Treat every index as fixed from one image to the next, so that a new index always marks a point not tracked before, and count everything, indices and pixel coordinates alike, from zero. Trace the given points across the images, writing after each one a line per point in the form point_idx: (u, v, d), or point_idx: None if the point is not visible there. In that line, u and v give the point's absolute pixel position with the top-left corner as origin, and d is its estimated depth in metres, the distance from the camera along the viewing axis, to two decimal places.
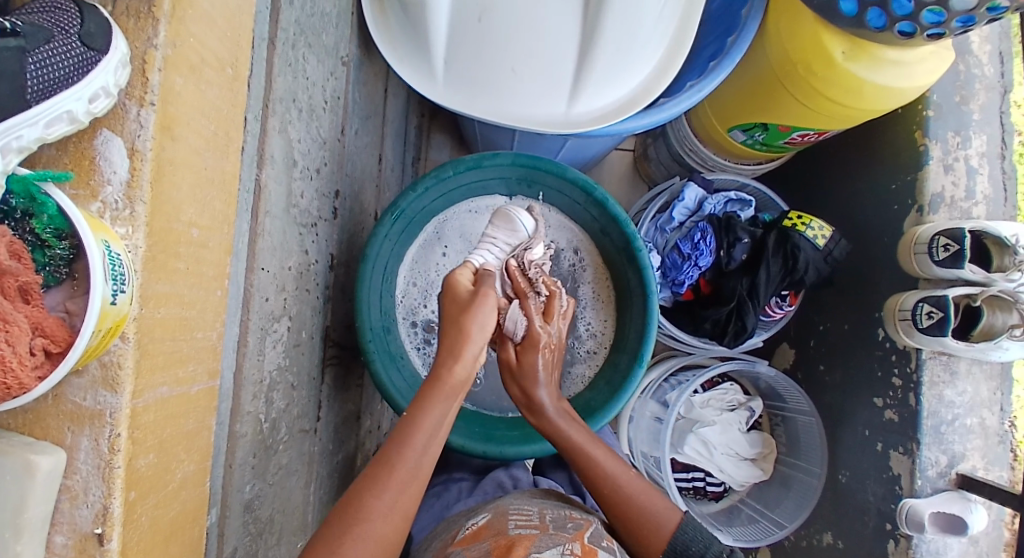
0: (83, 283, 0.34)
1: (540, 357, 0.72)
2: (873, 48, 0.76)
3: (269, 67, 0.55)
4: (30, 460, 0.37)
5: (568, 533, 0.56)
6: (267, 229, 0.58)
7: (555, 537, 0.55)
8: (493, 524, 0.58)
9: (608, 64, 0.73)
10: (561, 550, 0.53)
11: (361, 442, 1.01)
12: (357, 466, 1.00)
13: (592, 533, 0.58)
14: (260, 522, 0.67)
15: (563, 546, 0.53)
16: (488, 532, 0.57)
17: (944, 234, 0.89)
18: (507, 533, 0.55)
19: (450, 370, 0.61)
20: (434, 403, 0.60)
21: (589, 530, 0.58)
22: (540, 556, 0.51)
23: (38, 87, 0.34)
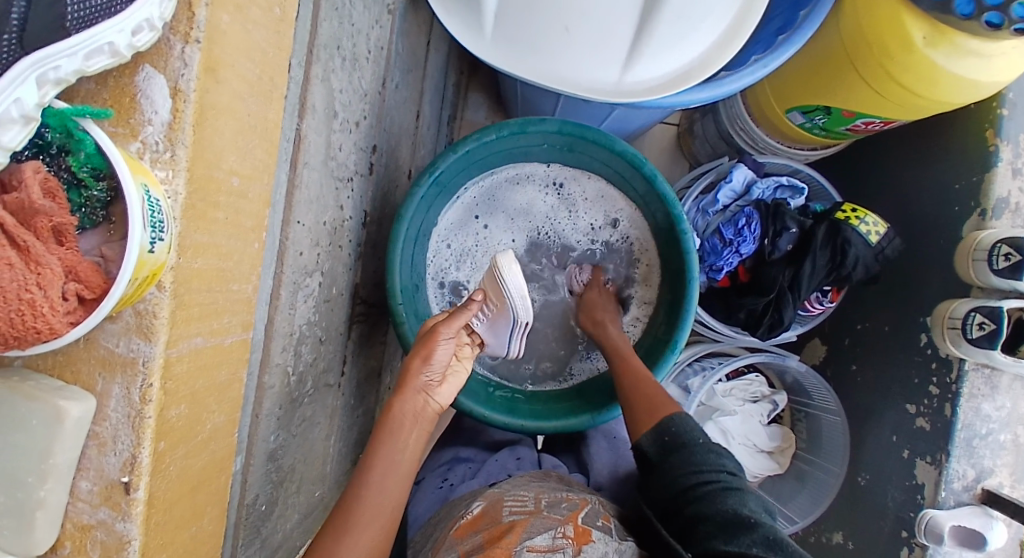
0: (122, 227, 0.32)
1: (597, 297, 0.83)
2: (955, 34, 0.70)
3: (316, 10, 0.52)
4: (61, 405, 0.37)
5: (562, 514, 0.55)
6: (305, 180, 0.56)
7: (547, 520, 0.54)
8: (489, 511, 0.56)
9: (670, 30, 0.69)
10: (553, 534, 0.52)
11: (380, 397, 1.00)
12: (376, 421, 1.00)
13: (586, 513, 0.57)
14: (282, 472, 0.67)
15: (556, 529, 0.53)
16: (485, 521, 0.55)
17: (1006, 242, 0.84)
18: (502, 522, 0.54)
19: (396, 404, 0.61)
20: (391, 440, 0.59)
21: (584, 511, 0.57)
22: (532, 545, 0.51)
23: (79, 16, 0.30)
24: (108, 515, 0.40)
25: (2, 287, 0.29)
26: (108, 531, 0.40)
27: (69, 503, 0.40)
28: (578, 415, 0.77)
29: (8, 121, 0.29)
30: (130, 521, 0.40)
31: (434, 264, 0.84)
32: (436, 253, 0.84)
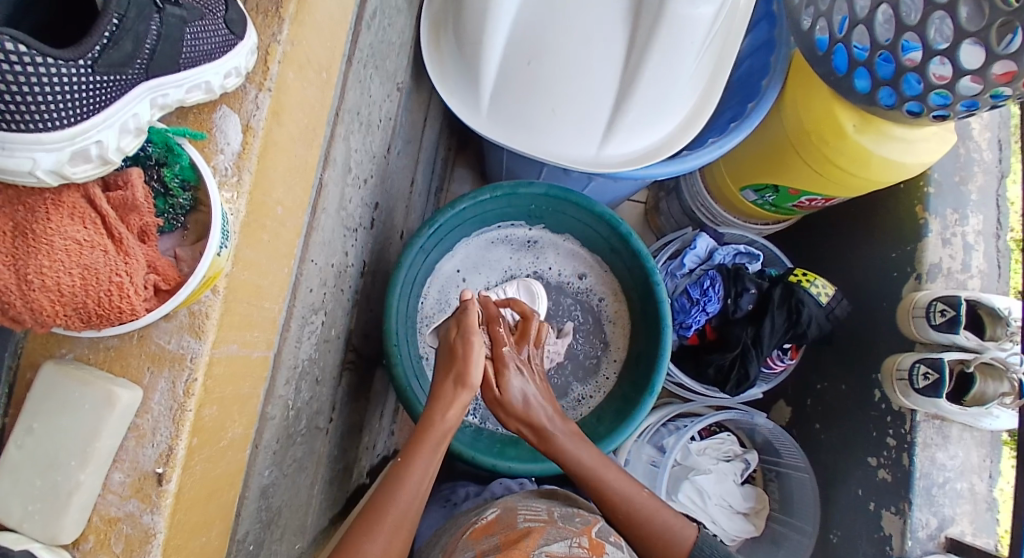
0: (205, 231, 0.40)
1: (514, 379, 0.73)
2: (881, 123, 0.82)
3: (344, 81, 0.61)
4: (113, 390, 0.41)
5: (576, 527, 0.60)
6: (321, 224, 0.63)
7: (562, 531, 0.58)
8: (503, 518, 0.60)
9: (641, 113, 0.80)
10: (569, 543, 0.56)
11: (358, 458, 1.00)
12: (354, 480, 1.00)
13: (599, 529, 0.61)
14: (270, 512, 0.69)
15: (571, 539, 0.57)
16: (499, 526, 0.59)
17: (941, 300, 0.94)
18: (518, 527, 0.58)
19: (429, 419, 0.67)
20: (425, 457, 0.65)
21: (597, 527, 0.61)
22: (550, 550, 0.54)
23: (190, 56, 0.37)
24: (136, 507, 0.42)
25: (96, 269, 0.34)
26: (133, 524, 0.42)
27: (100, 496, 0.42)
28: None
29: (127, 131, 0.35)
30: (158, 513, 0.42)
31: (425, 307, 0.90)
32: (427, 297, 0.90)
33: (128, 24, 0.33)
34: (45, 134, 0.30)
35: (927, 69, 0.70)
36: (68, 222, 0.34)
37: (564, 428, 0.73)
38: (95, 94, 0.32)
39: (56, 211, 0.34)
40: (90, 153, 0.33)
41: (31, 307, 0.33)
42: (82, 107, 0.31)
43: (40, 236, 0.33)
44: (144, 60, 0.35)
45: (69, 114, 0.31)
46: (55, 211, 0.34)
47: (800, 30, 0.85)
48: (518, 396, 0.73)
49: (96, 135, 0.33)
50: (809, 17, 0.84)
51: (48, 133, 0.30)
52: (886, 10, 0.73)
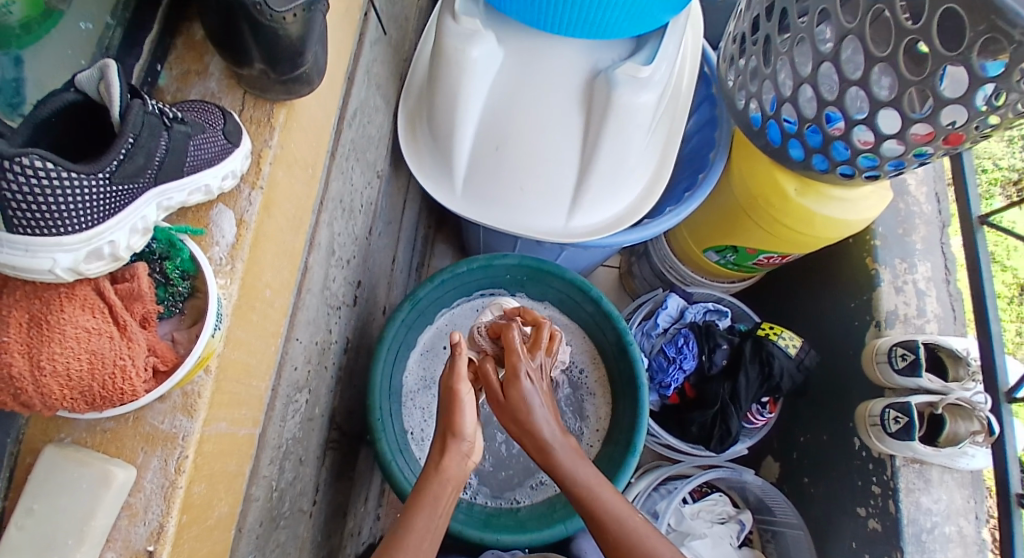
0: (200, 315, 0.43)
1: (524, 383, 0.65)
2: (820, 186, 0.90)
3: (328, 173, 0.67)
4: (110, 469, 0.42)
5: None
6: (306, 304, 0.66)
7: None
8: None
9: (602, 189, 0.87)
10: None
11: (343, 544, 0.98)
12: None
13: None
14: None
15: None
16: None
17: (900, 345, 0.98)
18: None
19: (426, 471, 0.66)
20: (425, 510, 0.61)
21: None
22: None
23: (194, 165, 0.43)
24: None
25: (103, 353, 0.38)
26: None
27: None
28: (553, 524, 0.83)
29: (137, 230, 0.40)
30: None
31: (409, 381, 0.92)
32: (411, 371, 0.93)
33: (142, 141, 0.38)
34: (64, 237, 0.35)
35: (852, 136, 0.79)
36: (79, 312, 0.38)
37: (563, 445, 0.66)
38: (111, 200, 0.37)
39: (69, 303, 0.37)
40: (103, 251, 0.37)
41: (41, 391, 0.36)
42: (98, 213, 0.36)
43: (54, 325, 0.36)
44: (153, 170, 0.40)
45: (89, 220, 0.36)
46: (68, 304, 0.37)
47: (736, 110, 0.95)
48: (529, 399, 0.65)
49: (108, 236, 0.37)
50: (743, 98, 0.93)
51: (67, 236, 0.35)
52: (808, 89, 0.81)
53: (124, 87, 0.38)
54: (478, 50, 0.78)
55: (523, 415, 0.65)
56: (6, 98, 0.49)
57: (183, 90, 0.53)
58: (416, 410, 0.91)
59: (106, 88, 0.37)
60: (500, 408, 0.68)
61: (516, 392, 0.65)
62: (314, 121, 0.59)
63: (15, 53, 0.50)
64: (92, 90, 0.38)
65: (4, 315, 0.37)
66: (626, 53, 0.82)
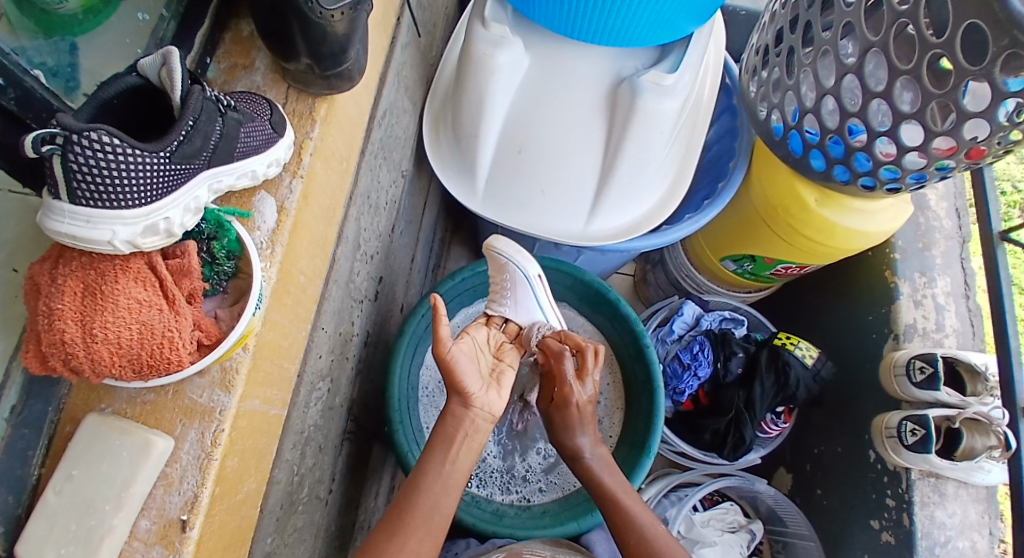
0: (243, 295, 0.46)
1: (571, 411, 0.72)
2: (841, 198, 0.90)
3: (359, 169, 0.69)
4: (150, 437, 0.44)
5: None
6: (332, 294, 0.68)
7: None
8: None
9: (622, 193, 0.89)
10: None
11: (352, 536, 0.99)
12: None
13: None
14: None
15: None
16: None
17: (918, 357, 0.98)
18: None
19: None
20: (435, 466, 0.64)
21: None
22: None
23: (244, 151, 0.45)
24: (160, 554, 0.44)
25: (153, 324, 0.40)
26: None
27: (126, 544, 0.45)
28: (566, 522, 0.84)
29: (190, 210, 0.42)
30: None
31: (426, 376, 0.94)
32: (430, 365, 0.95)
33: (200, 125, 0.40)
34: (125, 211, 0.37)
35: (874, 147, 0.79)
36: (132, 284, 0.40)
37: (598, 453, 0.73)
38: (168, 179, 0.39)
39: (123, 274, 0.39)
40: (159, 227, 0.39)
41: (92, 357, 0.38)
42: (157, 191, 0.38)
43: (108, 296, 0.39)
44: (207, 154, 0.42)
45: (148, 196, 0.38)
46: (122, 275, 0.39)
47: (758, 119, 0.96)
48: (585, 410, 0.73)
49: (165, 213, 0.39)
50: (766, 108, 0.94)
51: (127, 210, 0.37)
52: (830, 101, 0.82)
53: (185, 74, 0.40)
54: (505, 55, 0.80)
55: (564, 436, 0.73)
56: (62, 81, 0.51)
57: (228, 83, 0.55)
58: (430, 407, 0.93)
59: (168, 74, 0.39)
60: (548, 421, 0.76)
61: (567, 417, 0.73)
62: (351, 119, 0.62)
63: (71, 40, 0.53)
64: (154, 75, 0.40)
65: (60, 283, 0.39)
66: (651, 61, 0.83)
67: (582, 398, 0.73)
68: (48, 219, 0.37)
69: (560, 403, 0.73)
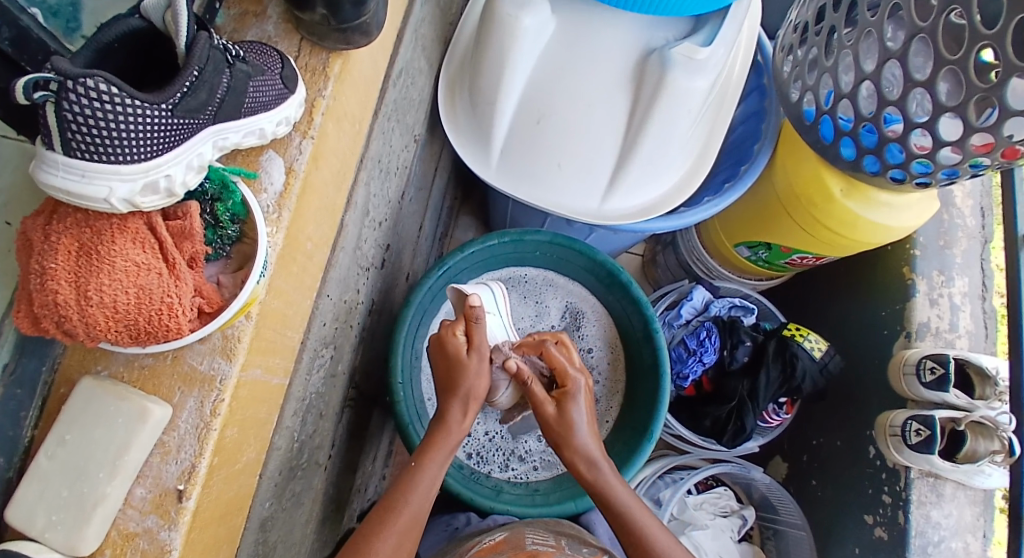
0: (247, 261, 0.44)
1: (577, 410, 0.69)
2: (867, 190, 0.87)
3: (371, 131, 0.66)
4: (147, 405, 0.42)
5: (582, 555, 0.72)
6: (339, 261, 0.66)
7: None
8: (511, 539, 0.72)
9: (642, 171, 0.85)
10: None
11: (349, 500, 0.98)
12: (345, 524, 0.98)
13: None
14: (266, 547, 0.68)
15: None
16: (507, 546, 0.71)
17: (930, 357, 0.96)
18: (526, 548, 0.70)
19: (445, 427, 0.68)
20: (433, 460, 0.66)
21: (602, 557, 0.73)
22: None
23: (252, 106, 0.42)
24: (155, 523, 0.43)
25: (151, 289, 0.37)
26: (151, 540, 0.43)
27: (120, 511, 0.43)
28: (563, 502, 0.84)
29: (192, 168, 0.39)
30: (175, 530, 0.43)
31: (431, 344, 0.92)
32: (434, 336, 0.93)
33: (206, 76, 0.37)
34: (122, 166, 0.34)
35: (909, 140, 0.76)
36: (130, 245, 0.37)
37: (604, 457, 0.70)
38: (170, 133, 0.36)
39: (120, 235, 0.37)
40: (159, 185, 0.37)
41: (87, 320, 0.36)
42: (157, 146, 0.35)
43: (105, 257, 0.36)
44: (214, 108, 0.39)
45: (147, 151, 0.35)
46: (119, 236, 0.37)
47: (788, 102, 0.92)
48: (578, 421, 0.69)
49: (166, 170, 0.37)
50: (798, 90, 0.90)
51: (126, 165, 0.34)
52: (869, 86, 0.79)
53: (192, 18, 0.37)
54: (530, 18, 0.75)
55: (575, 436, 0.68)
56: (63, 21, 0.48)
57: (239, 31, 0.52)
58: (433, 376, 0.91)
59: (173, 17, 0.36)
60: (547, 427, 0.70)
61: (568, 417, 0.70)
62: (367, 78, 0.58)
63: None
64: (158, 18, 0.37)
65: (54, 241, 0.36)
66: (684, 34, 0.79)
67: (585, 387, 0.71)
68: (42, 170, 0.34)
69: (568, 395, 0.69)
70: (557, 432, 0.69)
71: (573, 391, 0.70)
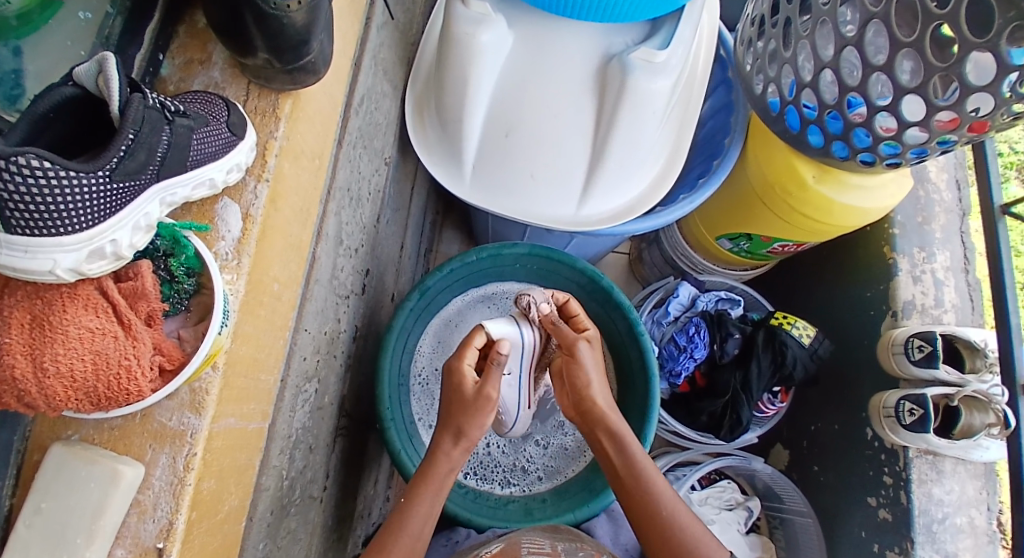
0: (207, 312, 0.43)
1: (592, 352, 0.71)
2: (839, 173, 0.87)
3: (336, 161, 0.66)
4: (118, 468, 0.42)
5: None
6: (314, 294, 0.65)
7: None
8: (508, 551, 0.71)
9: (613, 177, 0.85)
10: None
11: (352, 526, 0.98)
12: (349, 550, 0.98)
13: None
14: None
15: None
16: None
17: (918, 337, 0.95)
18: None
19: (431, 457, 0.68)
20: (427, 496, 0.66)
21: None
22: None
23: (197, 158, 0.42)
24: None
25: (107, 353, 0.37)
26: None
27: None
28: (562, 513, 0.84)
29: (139, 229, 0.39)
30: None
31: (419, 366, 0.91)
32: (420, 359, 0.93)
33: (144, 137, 0.37)
34: (64, 237, 0.34)
35: (874, 123, 0.76)
36: (82, 312, 0.37)
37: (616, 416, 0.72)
38: (111, 198, 0.36)
39: (72, 303, 0.37)
40: (105, 251, 0.37)
41: (45, 393, 0.36)
42: (98, 213, 0.35)
43: (57, 327, 0.36)
44: (155, 167, 0.39)
45: (91, 217, 0.35)
46: (71, 303, 0.37)
47: (754, 94, 0.92)
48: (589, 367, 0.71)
49: (111, 235, 0.36)
50: (761, 82, 0.90)
51: (67, 236, 0.34)
52: (829, 74, 0.78)
53: (125, 81, 0.37)
54: (487, 34, 0.75)
55: (587, 382, 0.71)
56: (5, 89, 0.48)
57: (186, 81, 0.52)
58: (423, 397, 0.90)
59: (106, 82, 0.36)
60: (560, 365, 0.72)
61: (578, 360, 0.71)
62: (322, 113, 0.58)
63: (13, 43, 0.49)
64: (91, 83, 0.38)
65: (7, 314, 0.36)
66: (640, 38, 0.79)
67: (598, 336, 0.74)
68: None
69: (583, 341, 0.72)
70: (568, 367, 0.71)
71: (590, 338, 0.72)
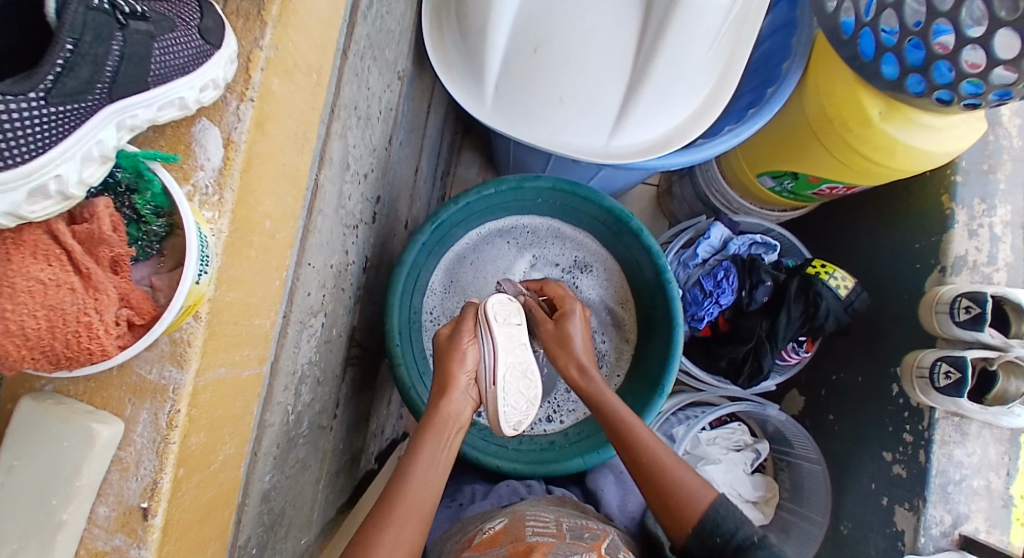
0: (180, 256, 0.39)
1: (576, 323, 0.76)
2: (908, 110, 0.77)
3: (340, 76, 0.58)
4: (93, 426, 0.38)
5: (586, 543, 0.64)
6: (319, 226, 0.59)
7: (572, 546, 0.62)
8: (510, 528, 0.66)
9: (651, 105, 0.76)
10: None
11: (365, 445, 0.97)
12: (363, 467, 0.98)
13: (608, 544, 0.66)
14: (271, 515, 0.66)
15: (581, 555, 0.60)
16: (506, 537, 0.64)
17: (965, 296, 0.88)
18: (526, 540, 0.62)
19: (437, 407, 0.66)
20: (429, 444, 0.64)
21: (606, 542, 0.65)
22: None
23: (159, 72, 0.38)
24: (123, 541, 0.40)
25: (62, 307, 0.34)
26: None
27: (85, 530, 0.40)
28: (572, 458, 0.80)
29: (90, 159, 0.35)
30: (144, 548, 0.40)
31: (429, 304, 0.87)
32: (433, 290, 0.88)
33: (85, 48, 0.34)
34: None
35: (959, 58, 0.65)
36: (31, 261, 0.34)
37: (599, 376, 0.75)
38: (51, 127, 0.33)
39: (17, 251, 0.34)
40: (49, 189, 0.34)
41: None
42: (37, 144, 0.32)
43: (3, 278, 0.33)
44: (105, 85, 0.35)
45: (26, 149, 0.32)
46: (17, 252, 0.34)
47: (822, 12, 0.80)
48: (576, 343, 0.75)
49: (54, 169, 0.33)
50: None
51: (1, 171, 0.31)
52: None
53: None
54: None
55: (574, 350, 0.75)
56: None
57: None
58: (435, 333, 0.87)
59: None
60: (548, 343, 0.77)
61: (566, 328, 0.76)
62: (321, 19, 0.50)
63: None
64: None
65: None
66: None
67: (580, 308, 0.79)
68: None
69: (565, 315, 0.77)
70: (557, 344, 0.76)
71: (570, 312, 0.77)
